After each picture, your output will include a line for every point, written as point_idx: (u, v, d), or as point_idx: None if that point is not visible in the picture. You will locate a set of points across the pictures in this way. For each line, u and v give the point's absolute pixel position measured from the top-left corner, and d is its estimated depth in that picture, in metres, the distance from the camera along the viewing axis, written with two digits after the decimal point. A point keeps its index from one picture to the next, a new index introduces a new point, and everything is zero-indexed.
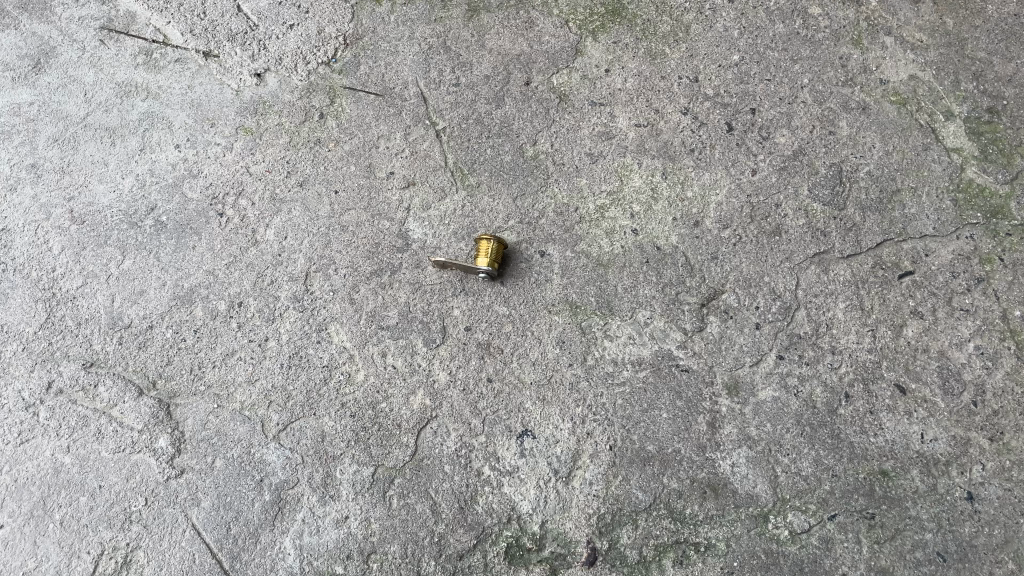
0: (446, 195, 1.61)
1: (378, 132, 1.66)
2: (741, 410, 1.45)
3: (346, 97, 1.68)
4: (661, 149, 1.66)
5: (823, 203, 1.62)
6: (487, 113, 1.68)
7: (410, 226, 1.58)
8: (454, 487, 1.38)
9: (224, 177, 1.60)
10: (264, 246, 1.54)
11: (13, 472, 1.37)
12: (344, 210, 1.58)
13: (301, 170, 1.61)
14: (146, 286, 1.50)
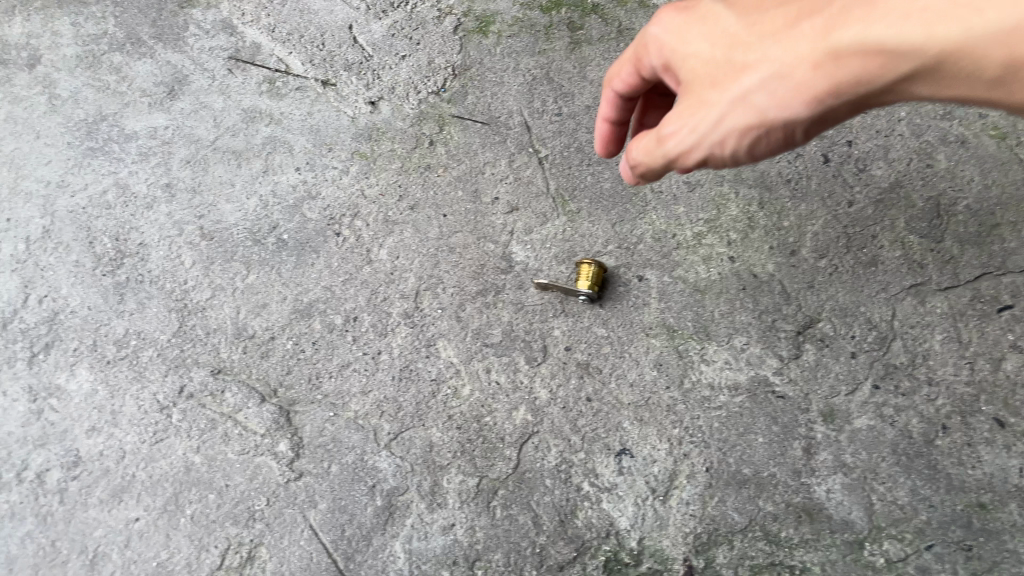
0: (548, 220, 1.68)
1: (484, 159, 1.74)
2: (837, 437, 1.48)
3: (454, 125, 1.78)
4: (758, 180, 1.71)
5: (921, 234, 1.64)
6: (588, 142, 1.76)
7: (513, 249, 1.65)
8: (555, 501, 1.44)
9: (341, 199, 1.70)
10: (378, 265, 1.64)
11: (148, 468, 1.46)
12: (452, 232, 1.67)
13: (411, 193, 1.71)
14: (269, 300, 1.61)
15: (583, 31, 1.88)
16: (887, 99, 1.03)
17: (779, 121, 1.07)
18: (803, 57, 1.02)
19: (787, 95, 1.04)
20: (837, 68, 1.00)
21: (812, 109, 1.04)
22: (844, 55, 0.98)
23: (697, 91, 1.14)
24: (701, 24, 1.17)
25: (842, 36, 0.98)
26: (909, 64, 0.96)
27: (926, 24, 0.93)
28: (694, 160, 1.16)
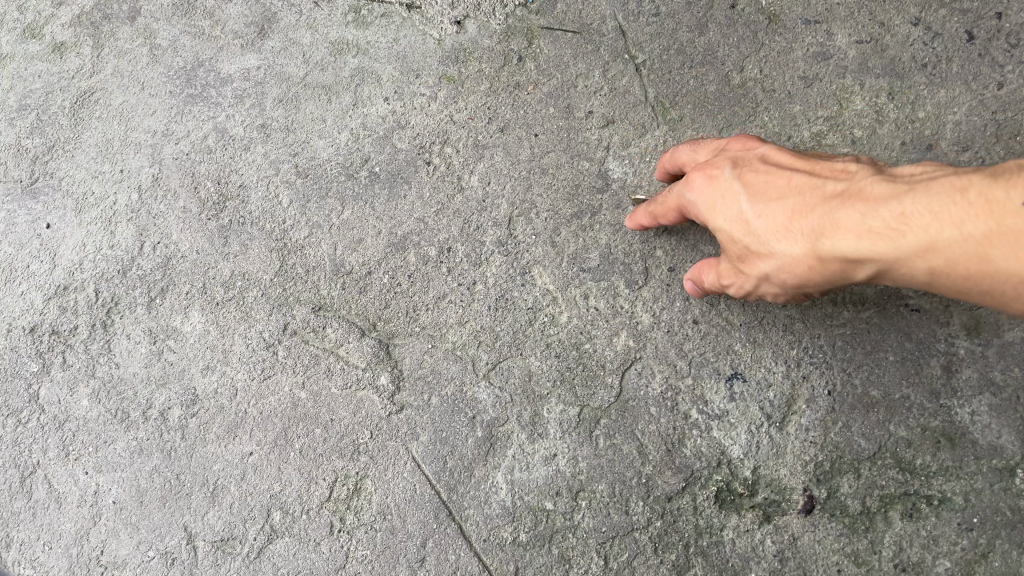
0: (646, 131, 1.56)
1: (577, 71, 1.63)
2: (983, 353, 1.31)
3: (544, 38, 1.67)
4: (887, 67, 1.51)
5: None
6: (690, 42, 1.60)
7: (610, 165, 1.55)
8: (661, 429, 1.37)
9: (430, 126, 1.65)
10: (470, 192, 1.58)
11: (258, 405, 1.50)
12: (545, 152, 1.58)
13: (501, 115, 1.63)
14: (364, 235, 1.59)
15: None
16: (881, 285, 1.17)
17: (793, 293, 1.20)
18: (794, 258, 1.14)
19: (800, 282, 1.17)
20: (819, 270, 1.13)
21: (820, 288, 1.17)
22: (823, 261, 1.12)
23: (728, 263, 1.25)
24: (719, 195, 1.23)
25: (812, 252, 1.12)
26: (868, 270, 1.10)
27: (874, 250, 1.07)
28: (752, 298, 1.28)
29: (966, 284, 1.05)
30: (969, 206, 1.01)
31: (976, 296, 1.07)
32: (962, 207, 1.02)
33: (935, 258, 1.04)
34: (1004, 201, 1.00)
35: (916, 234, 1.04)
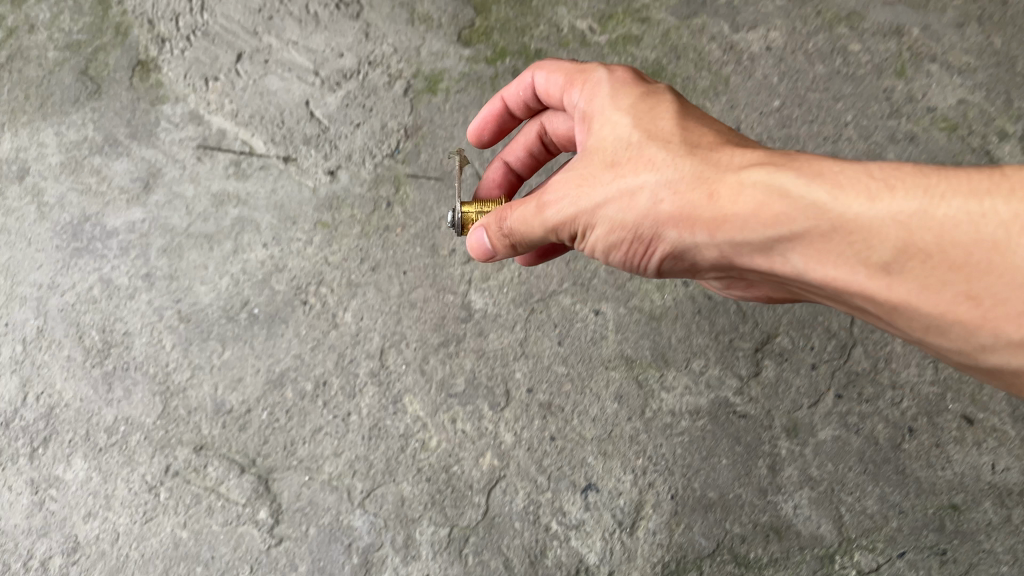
0: (503, 265, 1.71)
1: (440, 213, 1.80)
2: (801, 452, 1.51)
3: (410, 185, 1.83)
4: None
5: None
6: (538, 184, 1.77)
7: (472, 297, 1.70)
8: (524, 543, 1.52)
9: (307, 269, 1.77)
10: (344, 328, 1.70)
11: (140, 547, 1.59)
12: (413, 288, 1.73)
13: (372, 255, 1.77)
14: (243, 374, 1.69)
15: None
16: (766, 256, 0.97)
17: (649, 225, 1.03)
18: (699, 173, 1.00)
19: (679, 210, 1.00)
20: (714, 201, 0.98)
21: (693, 229, 1.00)
22: (736, 183, 0.97)
23: (590, 160, 1.08)
24: (638, 101, 1.12)
25: (729, 173, 0.99)
26: (800, 222, 0.92)
27: (832, 195, 0.90)
28: (591, 228, 1.07)
29: (923, 276, 0.86)
30: (989, 183, 0.85)
31: (910, 298, 0.87)
32: (978, 184, 0.85)
33: (908, 225, 0.85)
34: (1012, 180, 0.85)
35: (907, 192, 0.87)
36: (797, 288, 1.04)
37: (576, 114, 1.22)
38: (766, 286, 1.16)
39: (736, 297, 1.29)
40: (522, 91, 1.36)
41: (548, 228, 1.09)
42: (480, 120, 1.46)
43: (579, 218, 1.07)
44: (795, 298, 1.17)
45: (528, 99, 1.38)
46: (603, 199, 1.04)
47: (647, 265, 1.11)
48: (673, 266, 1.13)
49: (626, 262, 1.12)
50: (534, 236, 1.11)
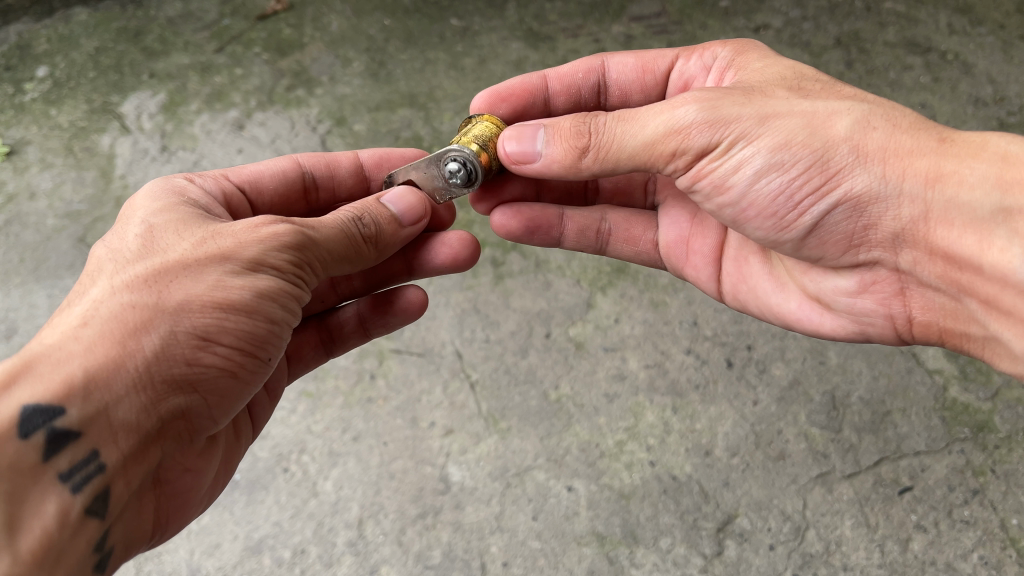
0: (481, 439, 1.83)
1: (421, 387, 1.92)
2: None
3: (393, 359, 1.97)
4: (664, 388, 1.87)
5: (821, 426, 1.81)
6: (515, 364, 1.94)
7: (450, 469, 1.79)
8: None
9: (290, 436, 1.85)
10: (323, 496, 1.76)
11: None
12: (393, 458, 1.81)
13: (354, 425, 1.86)
14: (221, 539, 1.72)
15: (505, 266, 2.10)
16: (977, 226, 1.09)
17: (843, 149, 1.16)
18: (921, 129, 1.17)
19: (886, 145, 1.16)
20: (939, 148, 1.14)
21: (893, 163, 1.15)
22: (973, 153, 1.12)
23: (784, 89, 1.25)
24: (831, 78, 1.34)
25: (967, 135, 1.14)
26: None
27: None
28: (764, 134, 1.19)
29: None
30: None
31: None
32: None
33: None
34: None
35: None
36: (959, 275, 1.14)
37: (714, 71, 1.53)
38: (920, 296, 1.23)
39: (859, 328, 1.34)
40: (582, 72, 1.64)
41: (690, 121, 1.20)
42: (506, 89, 1.60)
43: (741, 120, 1.19)
44: (939, 328, 1.24)
45: (584, 84, 1.65)
46: (810, 117, 1.18)
47: (809, 203, 1.20)
48: (834, 223, 1.22)
49: (782, 191, 1.21)
50: (654, 137, 1.23)
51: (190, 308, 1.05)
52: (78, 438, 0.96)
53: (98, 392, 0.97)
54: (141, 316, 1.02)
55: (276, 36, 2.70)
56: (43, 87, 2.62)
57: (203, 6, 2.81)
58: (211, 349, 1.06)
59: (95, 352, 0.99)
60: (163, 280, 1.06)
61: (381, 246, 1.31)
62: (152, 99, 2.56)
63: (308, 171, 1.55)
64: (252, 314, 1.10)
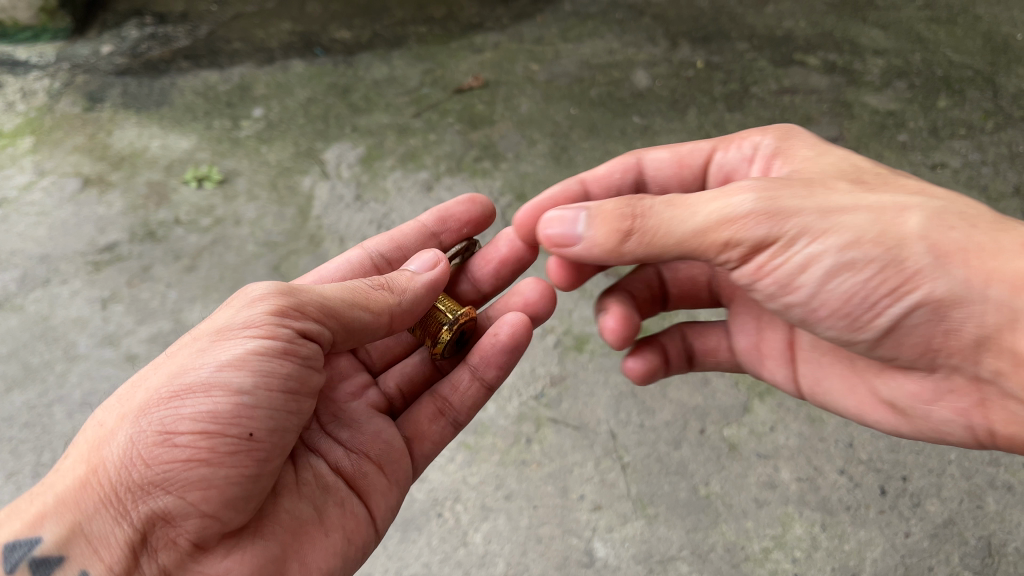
0: (627, 520, 1.88)
1: (574, 459, 1.99)
2: None
3: (549, 427, 2.05)
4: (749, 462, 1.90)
5: (974, 570, 1.78)
6: (667, 453, 1.99)
7: (595, 544, 1.85)
8: None
9: (445, 484, 1.95)
10: (472, 547, 1.84)
11: None
12: (541, 522, 1.88)
13: (507, 484, 1.95)
14: (372, 570, 1.82)
15: None
16: None
17: (911, 248, 1.19)
18: (989, 232, 1.21)
19: (960, 246, 1.19)
20: (1019, 251, 1.17)
21: (969, 267, 1.18)
22: None
23: (844, 185, 1.29)
24: (883, 173, 1.38)
25: None
26: None
27: None
28: (830, 232, 1.21)
29: None
30: None
31: None
32: None
33: None
34: None
35: None
36: None
37: (758, 161, 1.54)
38: (999, 406, 1.27)
39: (931, 433, 1.39)
40: (619, 171, 1.65)
41: (746, 213, 1.22)
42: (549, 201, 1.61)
43: (806, 217, 1.22)
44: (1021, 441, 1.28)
45: (623, 184, 1.66)
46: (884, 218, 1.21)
47: (883, 301, 1.23)
48: (910, 322, 1.24)
49: (855, 289, 1.23)
50: (705, 226, 1.25)
51: (149, 407, 1.16)
52: (62, 560, 1.09)
53: (71, 510, 1.11)
54: (108, 433, 1.16)
55: (470, 110, 2.91)
56: (258, 126, 2.89)
57: (406, 74, 3.07)
58: (173, 440, 1.14)
59: (70, 476, 1.13)
60: (135, 390, 1.21)
61: (399, 293, 1.44)
62: (352, 151, 2.79)
63: (375, 253, 1.79)
64: (210, 390, 1.17)
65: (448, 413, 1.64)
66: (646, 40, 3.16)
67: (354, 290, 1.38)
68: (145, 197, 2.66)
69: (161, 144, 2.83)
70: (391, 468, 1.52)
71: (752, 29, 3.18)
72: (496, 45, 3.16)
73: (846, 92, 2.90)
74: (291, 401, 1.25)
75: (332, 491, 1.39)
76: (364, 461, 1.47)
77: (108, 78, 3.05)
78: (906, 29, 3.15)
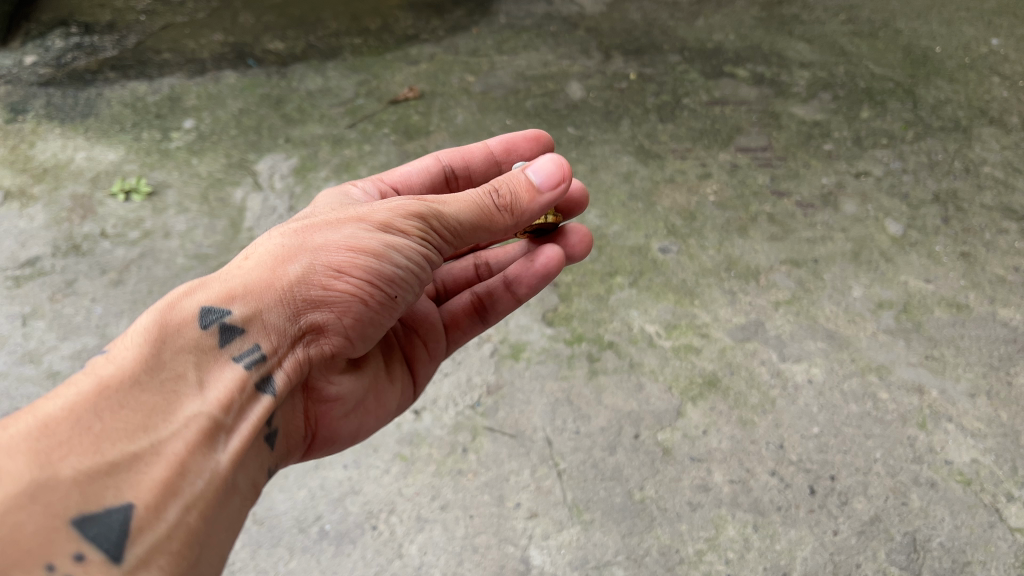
0: (564, 527, 1.88)
1: (510, 467, 1.98)
2: None
3: (485, 435, 2.05)
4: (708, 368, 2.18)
5: (900, 566, 1.82)
6: (602, 459, 2.00)
7: (532, 552, 1.84)
8: None
9: (380, 496, 1.93)
10: (407, 559, 1.82)
11: None
12: (477, 531, 1.87)
13: (443, 494, 1.93)
14: None
15: (601, 361, 2.20)
16: None
17: None
18: None
19: None
20: None
21: None
22: None
23: None
24: None
25: None
26: None
27: None
28: None
29: None
30: None
31: None
32: None
33: None
34: None
35: None
36: None
37: None
38: None
39: None
40: None
41: None
42: None
43: None
44: None
45: None
46: None
47: None
48: None
49: None
50: None
51: (327, 249, 1.37)
52: (242, 333, 1.29)
53: (256, 301, 1.32)
54: (291, 256, 1.36)
55: (405, 120, 2.91)
56: (188, 137, 2.84)
57: (341, 85, 3.06)
58: (343, 278, 1.35)
59: (259, 275, 1.34)
60: (308, 231, 1.41)
61: (516, 217, 1.48)
62: (285, 162, 2.76)
63: (447, 166, 1.89)
64: (380, 258, 1.37)
65: (481, 310, 1.82)
66: (579, 52, 3.20)
67: (485, 212, 1.45)
68: (69, 210, 2.58)
69: (86, 155, 2.76)
70: (433, 344, 1.78)
71: (683, 42, 3.25)
72: (431, 56, 3.17)
73: (774, 103, 2.98)
74: (419, 281, 1.47)
75: (389, 349, 1.68)
76: (411, 330, 1.74)
77: (31, 89, 2.96)
78: (831, 43, 3.25)
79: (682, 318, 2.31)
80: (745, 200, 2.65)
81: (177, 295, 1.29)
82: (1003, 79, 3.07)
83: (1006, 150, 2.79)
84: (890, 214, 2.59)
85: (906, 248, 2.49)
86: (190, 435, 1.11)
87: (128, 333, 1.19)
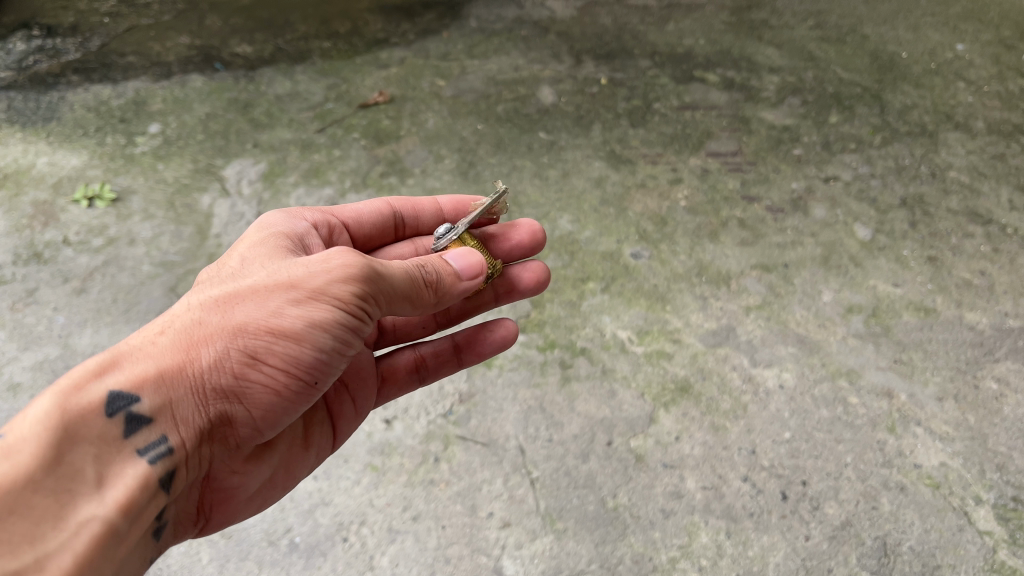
0: (537, 536, 1.87)
1: (482, 476, 1.97)
2: None
3: (457, 444, 2.03)
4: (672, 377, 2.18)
5: (871, 570, 1.83)
6: (575, 467, 1.99)
7: (504, 562, 1.83)
8: None
9: (351, 507, 1.90)
10: (378, 571, 1.80)
11: None
12: (450, 542, 1.85)
13: (415, 505, 1.91)
14: None
15: (573, 368, 2.19)
16: None
17: None
18: None
19: None
20: None
21: None
22: None
23: None
24: None
25: None
26: None
27: None
28: None
29: None
30: None
31: None
32: None
33: None
34: None
35: None
36: None
37: None
38: None
39: None
40: None
41: None
42: None
43: None
44: None
45: None
46: None
47: None
48: None
49: None
50: None
51: (247, 329, 1.28)
52: (150, 424, 1.19)
53: (168, 389, 1.22)
54: (212, 335, 1.27)
55: (375, 125, 2.88)
56: (154, 142, 2.80)
57: (309, 89, 3.02)
58: (263, 365, 1.29)
59: (173, 359, 1.24)
60: (231, 304, 1.30)
61: (442, 296, 1.47)
62: (253, 167, 2.72)
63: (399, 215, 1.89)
64: (302, 341, 1.30)
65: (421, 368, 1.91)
66: (550, 57, 3.20)
67: (414, 289, 1.42)
68: (31, 217, 2.53)
69: (48, 160, 2.70)
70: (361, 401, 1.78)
71: (654, 47, 3.25)
72: (401, 60, 3.15)
73: (744, 108, 2.99)
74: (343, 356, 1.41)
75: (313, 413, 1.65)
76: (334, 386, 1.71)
77: None
78: (799, 48, 3.27)
79: (654, 324, 2.31)
80: (716, 205, 2.66)
81: (84, 372, 1.18)
82: (968, 84, 3.11)
83: (972, 155, 2.82)
84: (858, 218, 2.61)
85: (874, 252, 2.52)
86: (82, 547, 1.04)
87: (29, 420, 1.07)
